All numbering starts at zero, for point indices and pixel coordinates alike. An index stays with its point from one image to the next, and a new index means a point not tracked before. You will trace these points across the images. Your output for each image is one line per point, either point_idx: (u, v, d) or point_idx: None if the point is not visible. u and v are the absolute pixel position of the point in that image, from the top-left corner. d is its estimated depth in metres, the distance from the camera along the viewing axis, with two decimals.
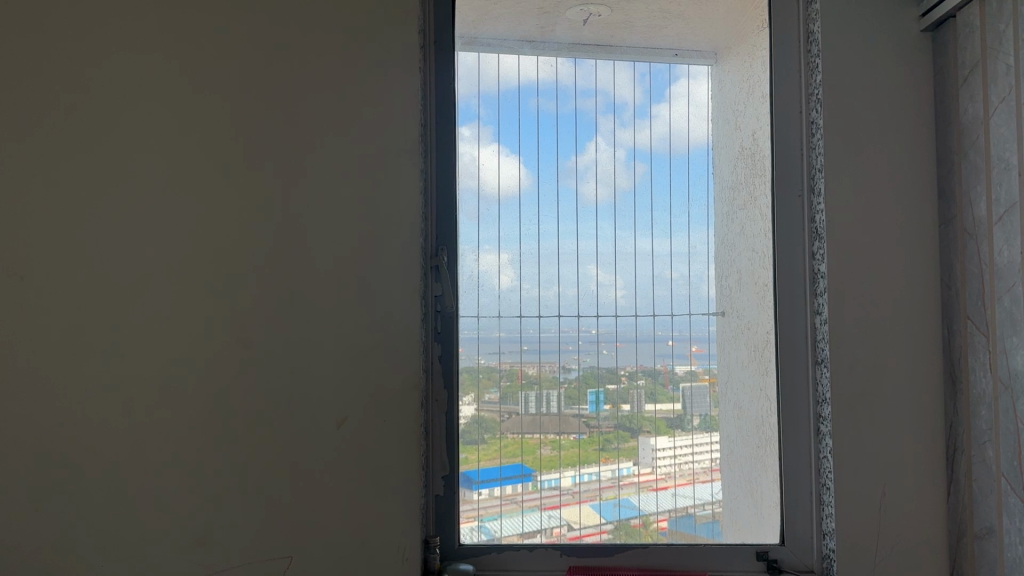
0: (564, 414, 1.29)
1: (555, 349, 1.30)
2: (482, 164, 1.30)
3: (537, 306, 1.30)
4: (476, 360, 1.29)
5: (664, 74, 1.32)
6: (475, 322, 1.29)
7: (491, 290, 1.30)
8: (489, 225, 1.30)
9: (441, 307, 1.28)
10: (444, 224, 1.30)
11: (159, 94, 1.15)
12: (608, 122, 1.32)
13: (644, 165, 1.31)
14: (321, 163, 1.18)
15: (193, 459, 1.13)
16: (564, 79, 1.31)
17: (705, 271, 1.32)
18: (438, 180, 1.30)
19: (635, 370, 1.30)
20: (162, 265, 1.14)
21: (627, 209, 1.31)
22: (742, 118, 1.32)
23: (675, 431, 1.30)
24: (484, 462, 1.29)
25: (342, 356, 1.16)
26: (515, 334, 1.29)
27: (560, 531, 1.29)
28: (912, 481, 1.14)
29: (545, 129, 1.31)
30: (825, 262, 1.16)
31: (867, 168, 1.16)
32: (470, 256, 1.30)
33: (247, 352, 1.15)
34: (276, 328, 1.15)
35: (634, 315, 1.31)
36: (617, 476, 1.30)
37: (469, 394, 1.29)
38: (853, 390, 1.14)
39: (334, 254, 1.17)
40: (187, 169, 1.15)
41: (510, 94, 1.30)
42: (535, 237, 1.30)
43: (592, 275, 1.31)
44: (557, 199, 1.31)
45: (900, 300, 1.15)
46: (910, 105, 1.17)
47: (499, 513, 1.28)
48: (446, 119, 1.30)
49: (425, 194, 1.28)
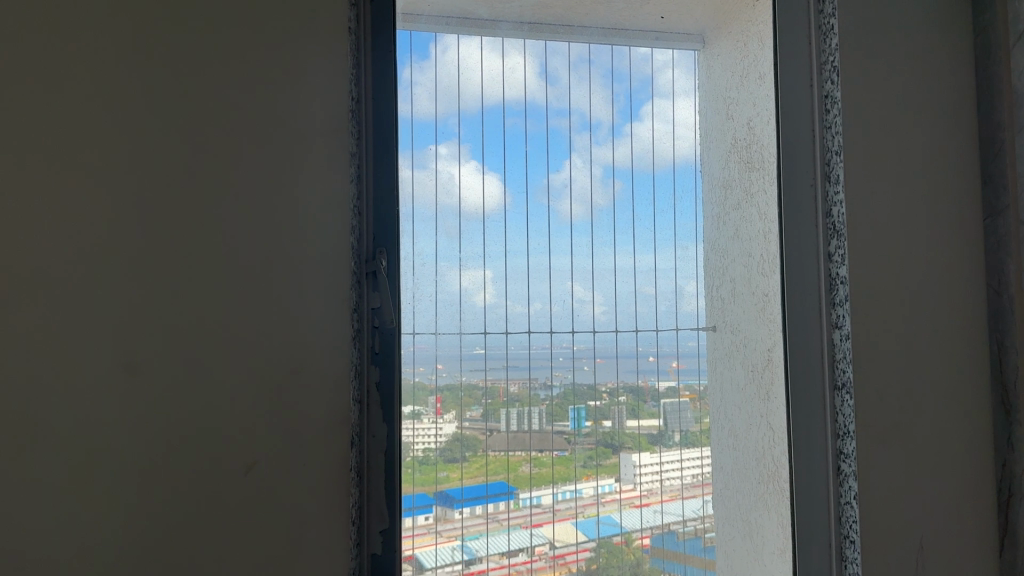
0: (548, 431, 1.09)
1: (524, 365, 1.08)
2: (440, 176, 1.07)
3: (504, 323, 1.08)
4: (455, 376, 1.05)
5: (646, 68, 1.17)
6: (433, 340, 1.05)
7: (473, 310, 1.07)
8: (472, 241, 1.07)
9: (380, 323, 0.99)
10: (382, 218, 1.01)
11: (14, 26, 0.83)
12: (588, 138, 1.12)
13: (624, 184, 1.14)
14: (251, 130, 0.90)
15: (69, 533, 0.81)
16: (536, 73, 1.11)
17: (693, 287, 1.18)
18: (375, 169, 1.01)
19: (615, 386, 1.12)
20: (15, 271, 0.81)
21: (604, 227, 1.12)
22: (736, 107, 1.21)
23: (658, 447, 1.14)
24: (467, 480, 1.06)
25: (274, 383, 0.88)
26: (478, 349, 1.06)
27: (543, 550, 1.09)
28: (951, 498, 1.03)
29: (512, 144, 1.09)
30: (844, 265, 1.04)
31: (898, 155, 1.06)
32: (430, 275, 1.06)
33: (139, 381, 0.84)
34: (183, 347, 0.86)
35: (615, 331, 1.12)
36: (598, 493, 1.11)
37: (449, 412, 1.05)
38: (882, 424, 1.01)
39: (265, 248, 0.89)
40: (56, 130, 0.83)
41: (476, 92, 1.08)
42: (502, 254, 1.08)
43: (568, 291, 1.11)
44: (527, 216, 1.09)
45: (935, 301, 1.05)
46: (920, 95, 1.08)
47: (483, 532, 1.06)
48: (383, 101, 1.02)
49: (359, 180, 0.98)
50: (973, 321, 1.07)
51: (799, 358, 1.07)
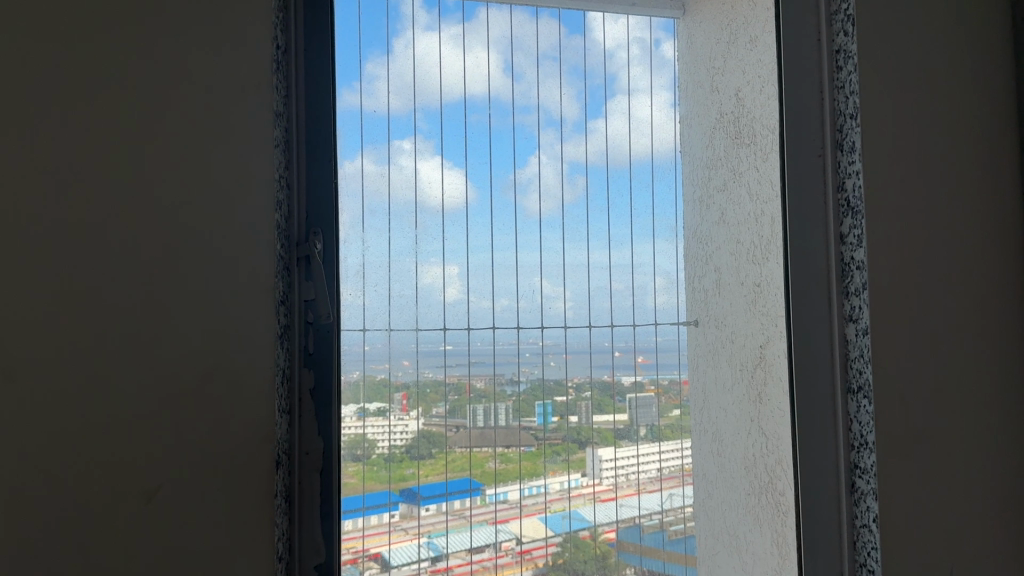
0: (514, 427, 0.99)
1: (489, 361, 0.96)
2: (394, 164, 0.92)
3: (466, 319, 0.95)
4: (416, 374, 0.92)
5: (603, 63, 1.07)
6: (386, 339, 0.90)
7: (434, 309, 0.93)
8: (431, 238, 0.93)
9: (314, 318, 0.83)
10: (314, 193, 0.84)
11: None
12: (556, 134, 1.02)
13: (586, 179, 1.04)
14: (150, 69, 0.72)
15: None
16: (499, 52, 1.00)
17: (675, 271, 1.10)
18: (307, 131, 0.84)
19: (581, 381, 1.02)
20: None
21: (578, 221, 1.03)
22: (721, 78, 1.15)
23: (621, 442, 1.06)
24: (429, 478, 0.93)
25: (178, 384, 0.72)
26: (437, 342, 0.93)
27: (511, 545, 0.99)
28: (993, 518, 0.89)
29: (473, 135, 0.97)
30: (863, 247, 0.87)
31: (936, 119, 0.91)
32: (384, 279, 0.91)
33: (6, 385, 0.67)
34: (65, 338, 0.68)
35: (588, 326, 1.02)
36: (566, 488, 1.02)
37: (415, 408, 0.92)
38: (918, 432, 0.86)
39: (162, 216, 0.72)
40: None
41: (431, 71, 0.96)
42: (463, 252, 0.95)
43: (536, 288, 0.99)
44: (491, 214, 0.97)
45: (976, 291, 0.91)
46: (947, 39, 0.92)
47: (445, 529, 0.95)
48: (321, 57, 0.85)
49: (287, 148, 0.82)
50: (1008, 301, 0.93)
51: (806, 360, 0.89)
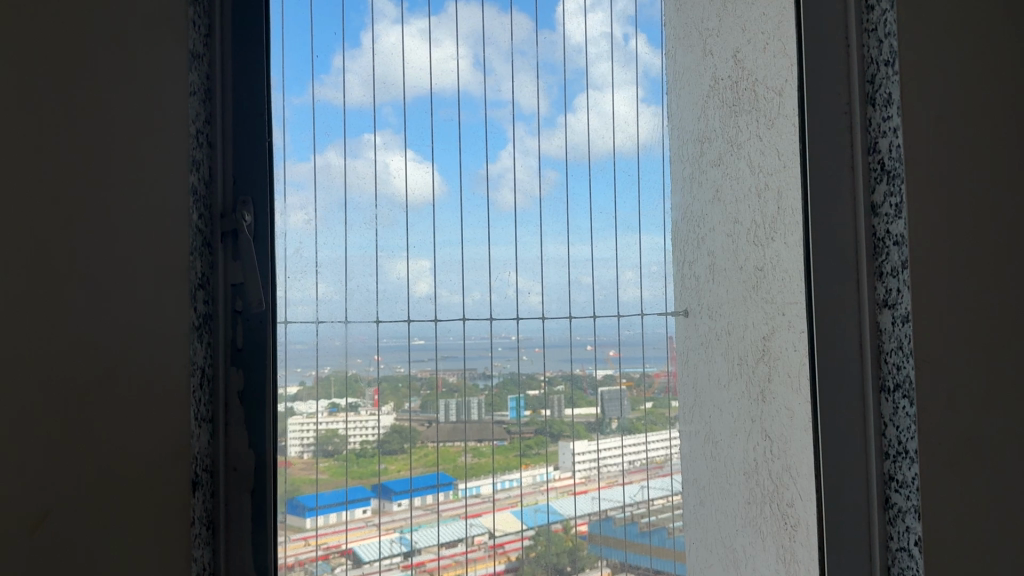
0: (487, 422, 0.87)
1: (460, 356, 0.83)
2: (352, 159, 0.76)
3: (433, 309, 0.81)
4: (391, 367, 0.77)
5: (579, 58, 0.98)
6: (340, 330, 0.72)
7: (398, 303, 0.78)
8: (398, 228, 0.80)
9: (244, 307, 0.64)
10: (242, 146, 0.65)
11: None
12: (529, 130, 0.93)
13: (557, 175, 0.94)
14: None
15: None
16: (470, 29, 0.89)
17: (664, 266, 1.01)
18: (233, 77, 0.65)
19: (551, 375, 0.90)
20: None
21: (554, 212, 0.93)
22: (715, 40, 1.13)
23: (594, 436, 0.97)
24: (398, 472, 0.82)
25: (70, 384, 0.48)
26: (400, 337, 0.78)
27: (483, 540, 0.89)
28: None
29: (439, 134, 0.85)
30: (901, 216, 0.68)
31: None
32: (339, 266, 0.74)
33: None
34: None
35: (569, 317, 0.91)
36: (539, 482, 0.92)
37: (387, 403, 0.78)
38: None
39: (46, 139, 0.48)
40: None
41: (391, 49, 0.81)
42: (429, 247, 0.82)
43: (510, 281, 0.87)
44: (461, 203, 0.86)
45: None
46: None
47: (412, 525, 0.84)
48: None
49: (205, 94, 0.63)
50: None
51: (834, 359, 0.71)
